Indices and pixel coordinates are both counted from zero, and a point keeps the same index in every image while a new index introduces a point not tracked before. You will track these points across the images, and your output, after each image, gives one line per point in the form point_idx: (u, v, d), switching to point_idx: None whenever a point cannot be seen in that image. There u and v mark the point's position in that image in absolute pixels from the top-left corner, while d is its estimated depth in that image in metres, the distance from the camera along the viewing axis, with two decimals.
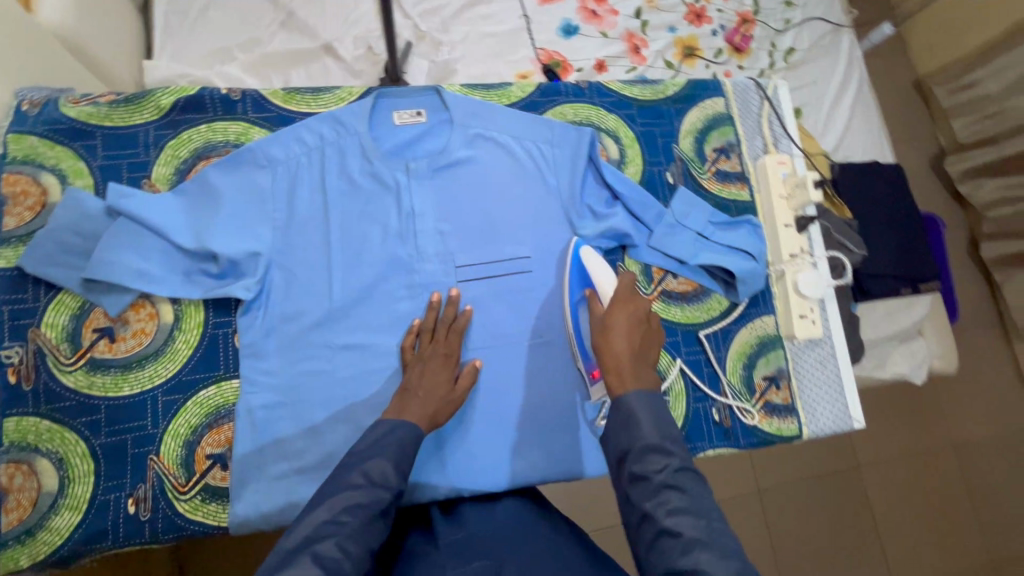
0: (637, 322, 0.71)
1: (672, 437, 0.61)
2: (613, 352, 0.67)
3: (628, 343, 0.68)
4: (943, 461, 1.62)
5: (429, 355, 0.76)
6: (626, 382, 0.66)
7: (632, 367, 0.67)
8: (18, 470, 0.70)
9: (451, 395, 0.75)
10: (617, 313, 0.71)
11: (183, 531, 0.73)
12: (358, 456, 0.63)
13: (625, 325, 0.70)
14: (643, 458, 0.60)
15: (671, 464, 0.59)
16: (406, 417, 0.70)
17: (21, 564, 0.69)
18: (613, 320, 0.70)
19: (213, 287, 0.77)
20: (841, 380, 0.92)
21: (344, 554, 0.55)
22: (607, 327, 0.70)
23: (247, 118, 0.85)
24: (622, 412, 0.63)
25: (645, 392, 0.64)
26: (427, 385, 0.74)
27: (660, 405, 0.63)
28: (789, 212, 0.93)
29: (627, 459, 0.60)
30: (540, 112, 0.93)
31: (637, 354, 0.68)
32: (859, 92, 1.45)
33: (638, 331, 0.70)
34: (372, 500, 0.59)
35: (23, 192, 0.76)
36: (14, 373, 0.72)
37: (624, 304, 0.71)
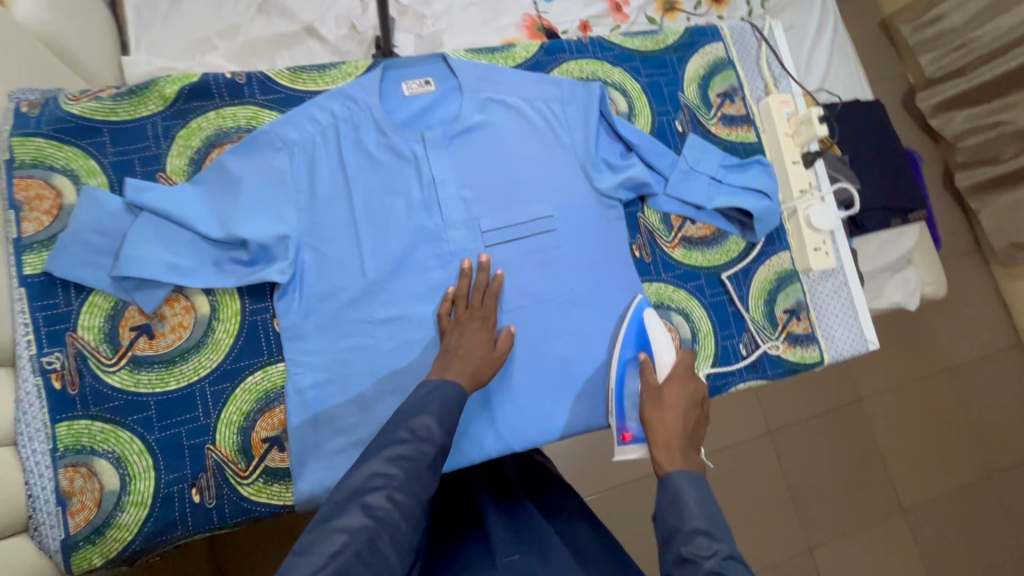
0: (696, 402, 0.75)
1: (722, 525, 0.60)
2: (666, 425, 0.71)
3: (685, 422, 0.72)
4: (938, 386, 1.71)
5: (469, 318, 0.78)
6: (675, 460, 0.68)
7: (684, 448, 0.69)
8: (77, 473, 0.70)
9: (491, 353, 0.76)
10: (677, 389, 0.76)
11: (251, 513, 0.74)
12: (405, 412, 0.63)
13: (684, 402, 0.74)
14: (692, 542, 0.58)
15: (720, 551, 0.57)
16: (449, 376, 0.71)
17: (96, 562, 0.69)
18: (670, 395, 0.75)
19: (246, 274, 0.77)
20: (855, 306, 0.97)
21: (393, 504, 0.54)
22: (663, 398, 0.75)
23: (255, 101, 0.83)
24: (670, 491, 0.64)
25: (692, 474, 0.66)
26: (466, 343, 0.75)
27: (706, 487, 0.64)
28: (795, 150, 0.96)
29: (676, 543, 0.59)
30: (545, 71, 0.94)
31: (691, 436, 0.71)
32: (837, 33, 1.47)
33: (695, 413, 0.74)
34: (417, 452, 0.59)
35: (37, 196, 0.74)
36: (58, 378, 0.71)
37: (684, 381, 0.77)
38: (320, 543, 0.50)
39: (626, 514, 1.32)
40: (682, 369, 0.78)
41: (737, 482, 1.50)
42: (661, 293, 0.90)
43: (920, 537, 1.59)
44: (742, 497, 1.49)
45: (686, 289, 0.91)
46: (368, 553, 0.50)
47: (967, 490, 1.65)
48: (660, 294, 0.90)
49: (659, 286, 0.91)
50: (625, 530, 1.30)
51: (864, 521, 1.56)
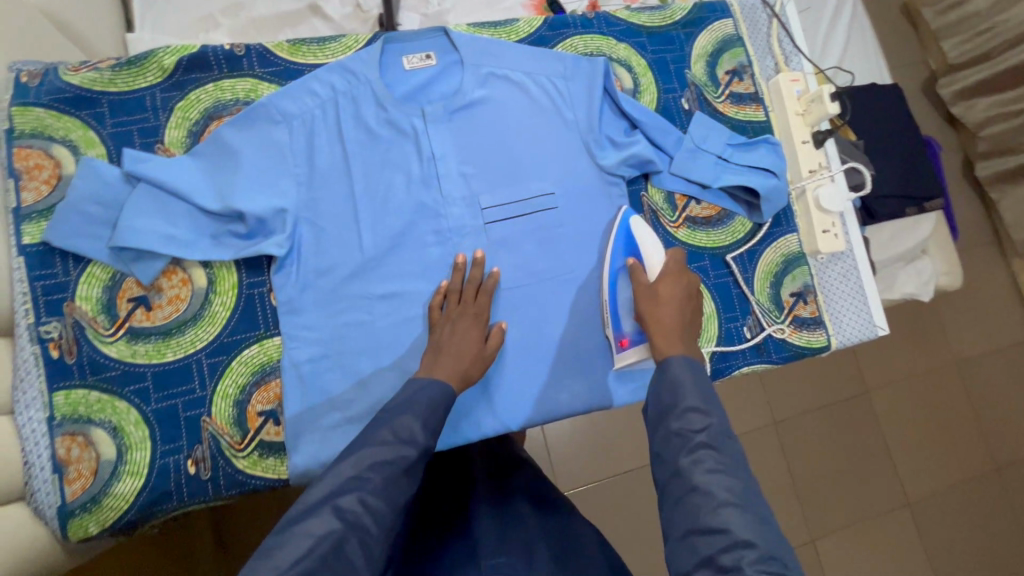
0: (691, 296, 0.77)
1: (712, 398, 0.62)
2: (662, 317, 0.73)
3: (681, 314, 0.74)
4: (949, 380, 1.68)
5: (460, 313, 0.76)
6: (674, 347, 0.70)
7: (679, 336, 0.71)
8: (74, 442, 0.70)
9: (483, 350, 0.75)
10: (671, 284, 0.76)
11: (245, 486, 0.74)
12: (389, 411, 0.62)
13: (678, 292, 0.76)
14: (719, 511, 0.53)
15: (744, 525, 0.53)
16: (438, 374, 0.69)
17: (91, 531, 0.69)
18: (664, 291, 0.76)
19: (243, 247, 0.76)
20: (864, 290, 0.94)
21: (365, 507, 0.54)
22: (658, 295, 0.75)
23: (254, 74, 0.82)
24: (666, 374, 0.65)
25: (689, 355, 0.67)
26: (458, 337, 0.74)
27: (700, 368, 0.65)
28: (805, 129, 0.94)
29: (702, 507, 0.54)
30: (549, 46, 0.92)
31: (687, 326, 0.73)
32: (853, 15, 1.43)
33: (688, 306, 0.76)
34: (398, 457, 0.58)
35: (37, 166, 0.74)
36: (56, 347, 0.71)
37: (676, 278, 0.77)
38: (286, 545, 0.49)
39: (627, 503, 1.31)
40: (675, 267, 0.78)
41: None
42: None
43: (927, 532, 1.56)
44: None
45: (690, 270, 0.89)
46: (333, 559, 0.50)
47: (976, 485, 1.62)
48: None
49: None
50: (627, 517, 1.29)
51: (869, 515, 1.54)
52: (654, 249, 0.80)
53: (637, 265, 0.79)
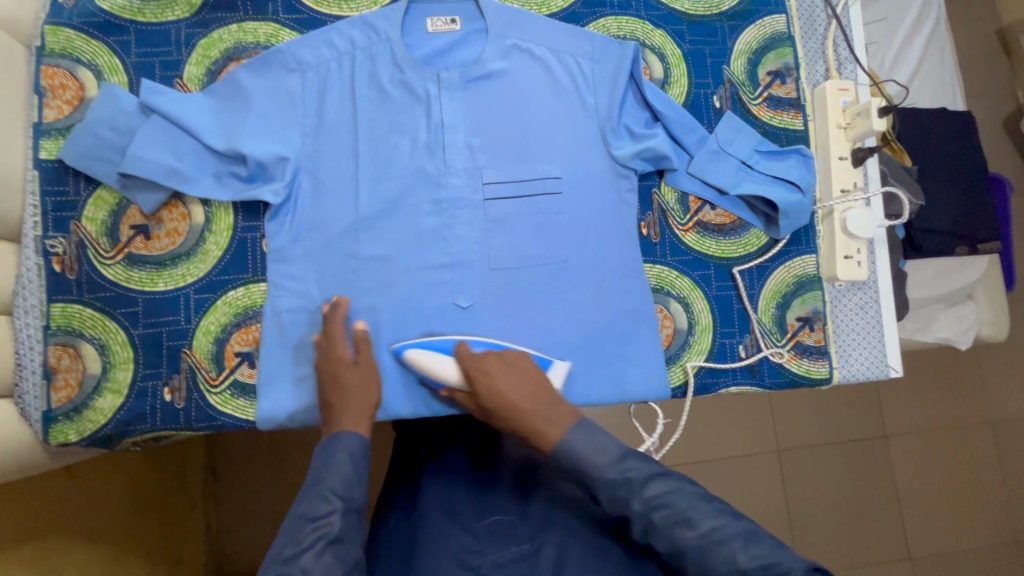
0: (509, 366, 0.72)
1: (617, 458, 0.64)
2: (518, 419, 0.69)
3: (518, 399, 0.70)
4: (979, 438, 1.56)
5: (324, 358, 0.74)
6: (556, 431, 0.68)
7: (541, 419, 0.69)
8: (65, 353, 0.74)
9: (366, 379, 0.73)
10: (482, 383, 0.71)
11: (215, 421, 0.76)
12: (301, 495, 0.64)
13: (500, 372, 0.71)
14: (614, 494, 0.63)
15: (635, 484, 0.62)
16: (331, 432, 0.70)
17: (71, 438, 0.74)
18: (490, 396, 0.70)
19: (242, 190, 0.77)
20: (881, 326, 0.87)
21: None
22: (494, 406, 0.70)
23: (277, 19, 0.82)
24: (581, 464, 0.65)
25: (570, 426, 0.68)
26: (343, 370, 0.73)
27: (586, 424, 0.67)
28: (845, 144, 0.86)
29: (599, 490, 0.64)
30: (581, 24, 0.87)
31: (536, 397, 0.70)
32: (937, 29, 1.30)
33: (516, 377, 0.71)
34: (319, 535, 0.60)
35: (61, 86, 0.77)
36: (59, 262, 0.75)
37: (483, 371, 0.71)
38: None
39: None
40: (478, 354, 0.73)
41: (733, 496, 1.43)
42: (662, 277, 0.84)
43: None
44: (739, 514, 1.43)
45: (691, 277, 0.85)
46: None
47: (989, 553, 1.52)
48: (661, 278, 0.84)
49: (663, 269, 0.85)
50: None
51: (865, 563, 1.46)
52: (438, 361, 0.74)
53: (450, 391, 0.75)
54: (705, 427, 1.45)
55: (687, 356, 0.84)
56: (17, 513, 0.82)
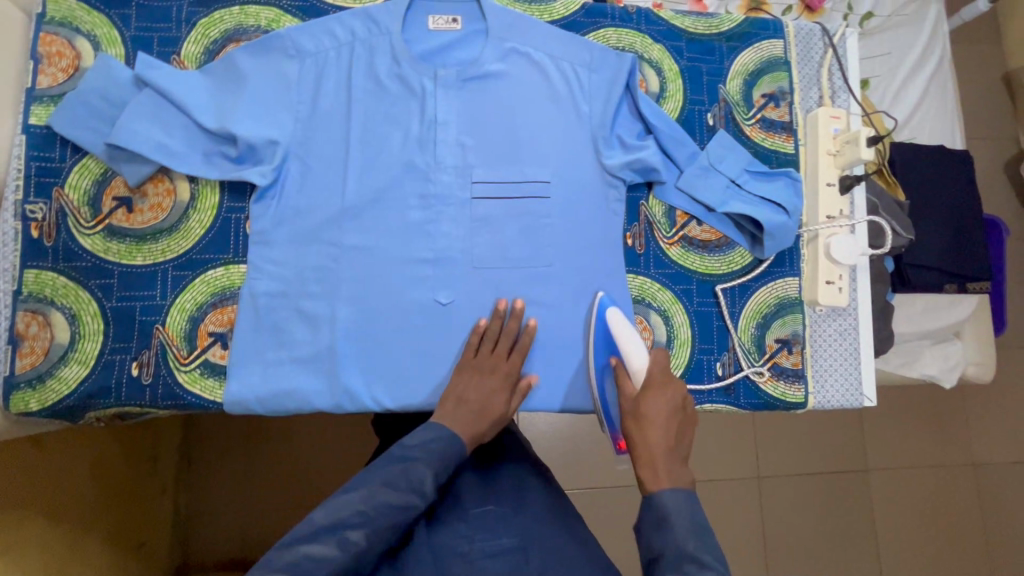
0: (674, 411, 0.68)
1: (709, 547, 0.59)
2: (648, 444, 0.65)
3: (665, 437, 0.66)
4: (960, 480, 1.55)
5: (491, 367, 0.76)
6: (660, 480, 0.64)
7: (667, 465, 0.65)
8: (34, 320, 0.73)
9: (506, 411, 0.76)
10: (652, 398, 0.68)
11: (180, 400, 0.75)
12: (401, 455, 0.67)
13: (663, 412, 0.67)
14: (678, 568, 0.58)
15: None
16: (457, 432, 0.71)
17: (31, 407, 0.72)
18: (648, 411, 0.67)
19: (229, 170, 0.77)
20: (858, 354, 0.87)
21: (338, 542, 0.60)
22: (643, 418, 0.67)
23: (280, 5, 0.83)
24: (657, 508, 0.62)
25: (682, 492, 0.63)
26: (497, 392, 0.75)
27: (694, 503, 0.63)
28: (834, 171, 0.87)
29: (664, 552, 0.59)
30: (581, 33, 0.88)
31: (674, 452, 0.65)
32: (937, 68, 1.32)
33: (675, 423, 0.67)
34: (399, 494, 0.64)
35: (58, 53, 0.77)
36: (37, 228, 0.74)
37: (659, 392, 0.68)
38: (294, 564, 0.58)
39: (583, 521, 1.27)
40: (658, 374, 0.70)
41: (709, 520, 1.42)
42: (644, 288, 0.84)
43: None
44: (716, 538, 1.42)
45: (673, 290, 0.85)
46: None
47: None
48: (643, 289, 0.84)
49: (645, 281, 0.85)
50: None
51: None
52: (633, 346, 0.74)
53: (619, 369, 0.74)
54: None
55: None
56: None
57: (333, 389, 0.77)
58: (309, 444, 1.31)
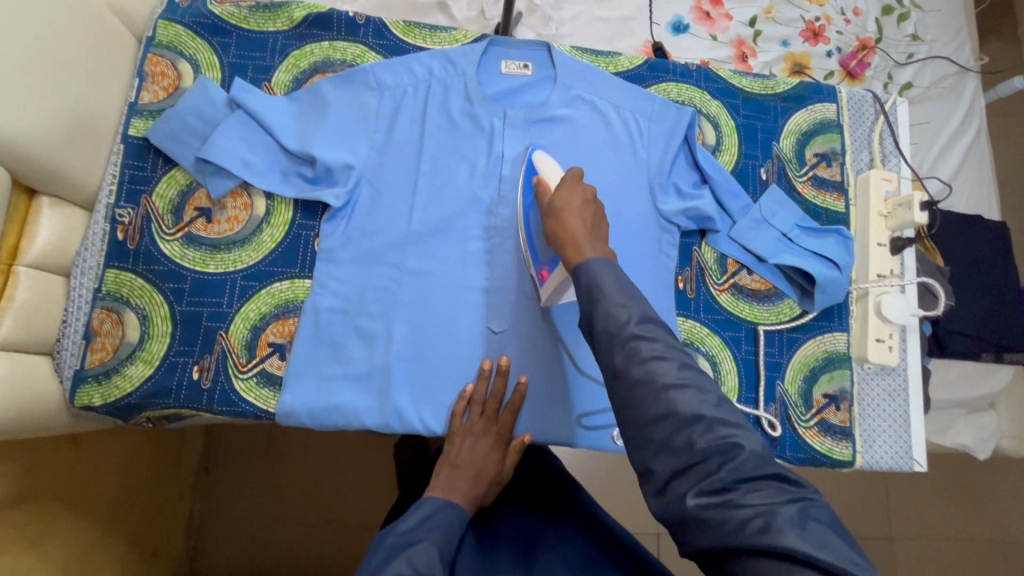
0: (589, 203, 0.67)
1: (631, 290, 0.56)
2: (566, 230, 0.64)
3: (580, 225, 0.64)
4: (993, 561, 1.48)
5: (483, 428, 0.77)
6: (585, 253, 0.60)
7: (590, 245, 0.62)
8: (108, 318, 0.76)
9: (500, 471, 0.78)
10: (567, 193, 0.67)
11: (235, 407, 0.77)
12: (401, 539, 0.65)
13: (578, 210, 0.65)
14: (608, 313, 0.54)
15: (636, 314, 0.54)
16: (453, 498, 0.73)
17: (94, 402, 0.75)
18: (563, 203, 0.67)
19: (306, 189, 0.82)
20: (907, 416, 0.86)
21: None
22: (558, 210, 0.66)
23: (366, 43, 0.89)
24: (583, 275, 0.58)
25: (603, 258, 0.59)
26: (491, 452, 0.77)
27: (619, 266, 0.58)
28: (884, 232, 0.89)
29: (602, 320, 0.54)
30: (643, 85, 0.93)
31: (592, 232, 0.63)
32: (975, 140, 1.35)
33: (590, 211, 0.65)
34: None
35: (162, 73, 0.84)
36: (123, 231, 0.79)
37: (572, 185, 0.68)
38: None
39: None
40: (569, 174, 0.69)
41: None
42: (693, 332, 0.85)
43: None
44: None
45: (721, 336, 0.86)
46: None
47: None
48: (692, 333, 0.85)
49: (694, 324, 0.86)
50: None
51: None
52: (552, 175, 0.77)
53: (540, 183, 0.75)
54: None
55: None
56: (17, 471, 0.82)
57: (382, 408, 0.78)
58: (327, 463, 1.30)
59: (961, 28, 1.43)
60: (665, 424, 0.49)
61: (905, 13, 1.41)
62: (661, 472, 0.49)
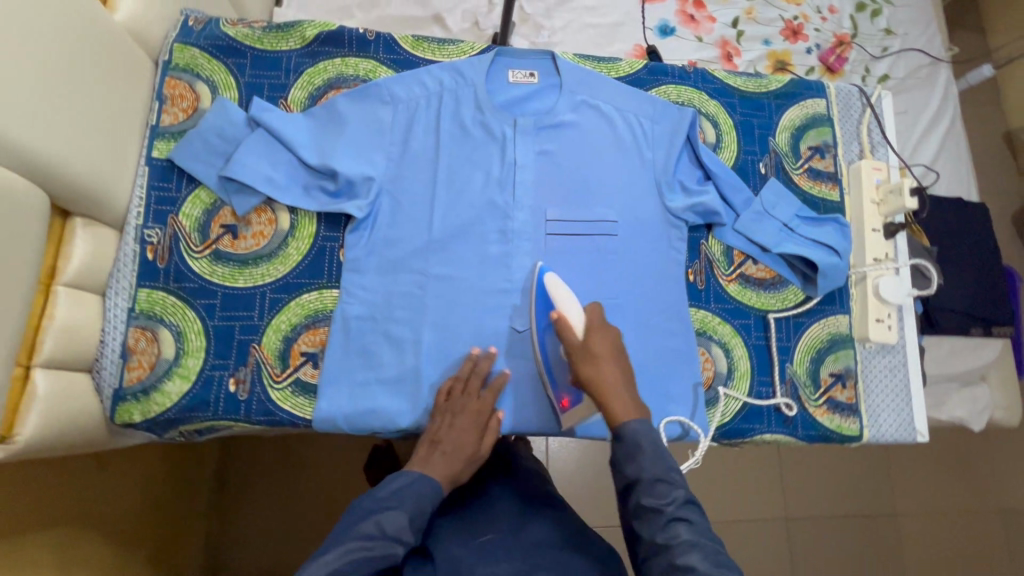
0: (618, 350, 0.73)
1: (672, 466, 0.65)
2: (603, 380, 0.70)
3: (615, 375, 0.70)
4: (988, 527, 1.56)
5: (462, 406, 0.78)
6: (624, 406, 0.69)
7: (626, 396, 0.70)
8: (142, 336, 0.78)
9: (478, 449, 0.77)
10: (597, 336, 0.73)
11: (273, 416, 0.79)
12: (375, 505, 0.68)
13: (608, 356, 0.72)
14: (653, 490, 0.64)
15: (677, 497, 0.63)
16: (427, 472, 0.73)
17: (135, 419, 0.77)
18: (595, 347, 0.72)
19: (328, 203, 0.84)
20: (908, 389, 0.92)
21: None
22: (593, 354, 0.72)
23: (377, 58, 0.92)
24: (627, 440, 0.66)
25: (644, 420, 0.68)
26: (472, 430, 0.77)
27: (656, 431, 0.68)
28: (878, 218, 0.94)
29: (644, 493, 0.64)
30: (644, 88, 0.97)
31: (626, 381, 0.71)
32: (952, 126, 1.42)
33: (621, 360, 0.72)
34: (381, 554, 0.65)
35: (180, 96, 0.86)
36: (152, 251, 0.81)
37: (602, 330, 0.74)
38: None
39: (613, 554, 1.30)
40: (598, 313, 0.76)
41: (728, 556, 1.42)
42: (705, 321, 0.90)
43: None
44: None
45: (732, 324, 0.90)
46: None
47: None
48: (705, 322, 0.90)
49: (706, 314, 0.91)
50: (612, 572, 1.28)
51: None
52: (571, 305, 0.77)
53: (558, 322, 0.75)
54: (712, 485, 1.46)
55: (725, 400, 0.87)
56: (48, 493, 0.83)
57: (415, 409, 0.81)
58: (341, 466, 1.33)
59: (932, 21, 1.50)
60: None
61: (878, 9, 1.48)
62: None
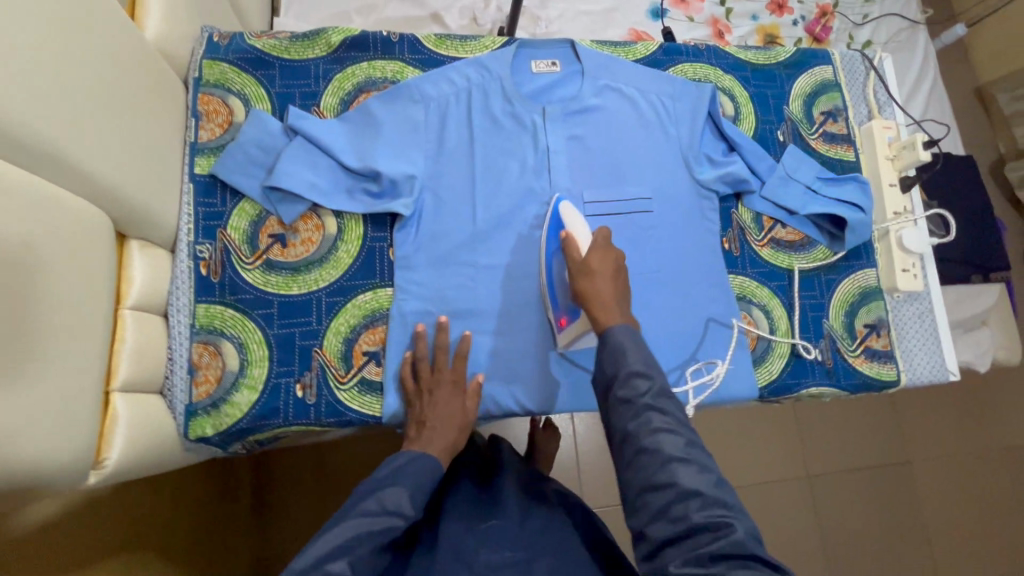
0: (619, 270, 0.72)
1: (652, 361, 0.64)
2: (597, 292, 0.70)
3: (609, 288, 0.70)
4: (996, 464, 1.64)
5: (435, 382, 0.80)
6: (611, 315, 0.68)
7: (620, 308, 0.69)
8: (206, 350, 0.79)
9: (467, 416, 0.79)
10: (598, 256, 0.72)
11: (343, 416, 0.81)
12: (375, 483, 0.69)
13: (602, 270, 0.71)
14: (627, 382, 0.63)
15: (653, 388, 0.62)
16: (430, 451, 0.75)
17: (208, 433, 0.78)
18: (595, 264, 0.72)
19: (373, 204, 0.86)
20: (937, 333, 0.97)
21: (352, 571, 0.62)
22: (590, 269, 0.71)
23: (403, 59, 0.94)
24: (611, 341, 0.66)
25: (630, 325, 0.67)
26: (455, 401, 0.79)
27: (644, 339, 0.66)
28: (893, 174, 0.99)
29: (618, 383, 0.63)
30: (662, 69, 1.00)
31: (620, 295, 0.70)
32: (935, 85, 1.48)
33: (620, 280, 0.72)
34: (384, 528, 0.65)
35: (214, 111, 0.86)
36: (206, 266, 0.82)
37: (604, 252, 0.72)
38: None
39: None
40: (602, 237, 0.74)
41: (760, 518, 1.47)
42: (744, 286, 0.93)
43: None
44: (778, 536, 1.47)
45: (769, 287, 0.94)
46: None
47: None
48: (744, 287, 0.94)
49: (744, 280, 0.94)
50: None
51: None
52: (581, 230, 0.80)
53: (569, 240, 0.78)
54: (737, 452, 1.51)
55: (770, 359, 0.92)
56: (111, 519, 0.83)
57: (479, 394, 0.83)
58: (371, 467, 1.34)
59: None
60: (666, 493, 0.57)
61: None
62: (653, 533, 0.57)
